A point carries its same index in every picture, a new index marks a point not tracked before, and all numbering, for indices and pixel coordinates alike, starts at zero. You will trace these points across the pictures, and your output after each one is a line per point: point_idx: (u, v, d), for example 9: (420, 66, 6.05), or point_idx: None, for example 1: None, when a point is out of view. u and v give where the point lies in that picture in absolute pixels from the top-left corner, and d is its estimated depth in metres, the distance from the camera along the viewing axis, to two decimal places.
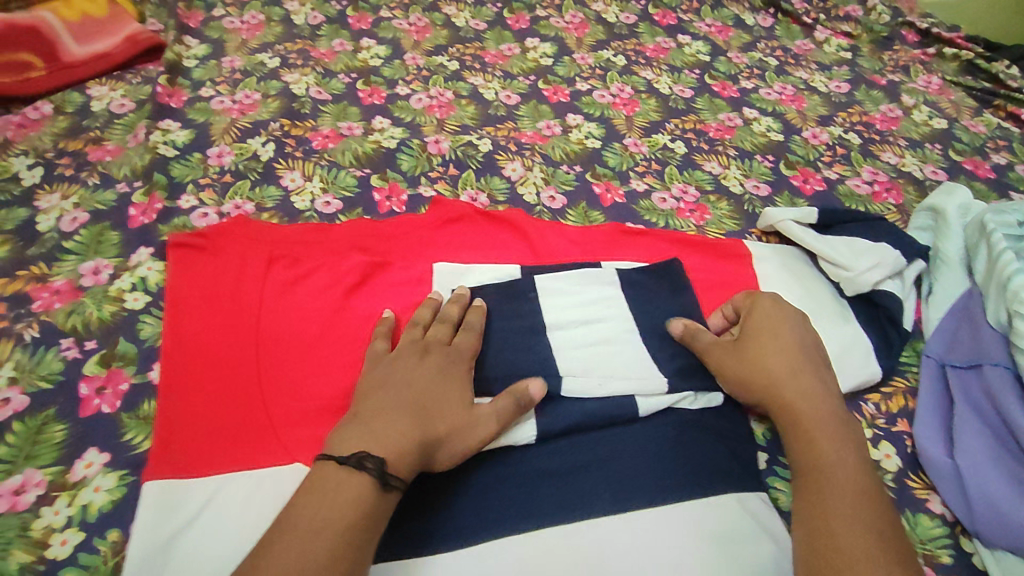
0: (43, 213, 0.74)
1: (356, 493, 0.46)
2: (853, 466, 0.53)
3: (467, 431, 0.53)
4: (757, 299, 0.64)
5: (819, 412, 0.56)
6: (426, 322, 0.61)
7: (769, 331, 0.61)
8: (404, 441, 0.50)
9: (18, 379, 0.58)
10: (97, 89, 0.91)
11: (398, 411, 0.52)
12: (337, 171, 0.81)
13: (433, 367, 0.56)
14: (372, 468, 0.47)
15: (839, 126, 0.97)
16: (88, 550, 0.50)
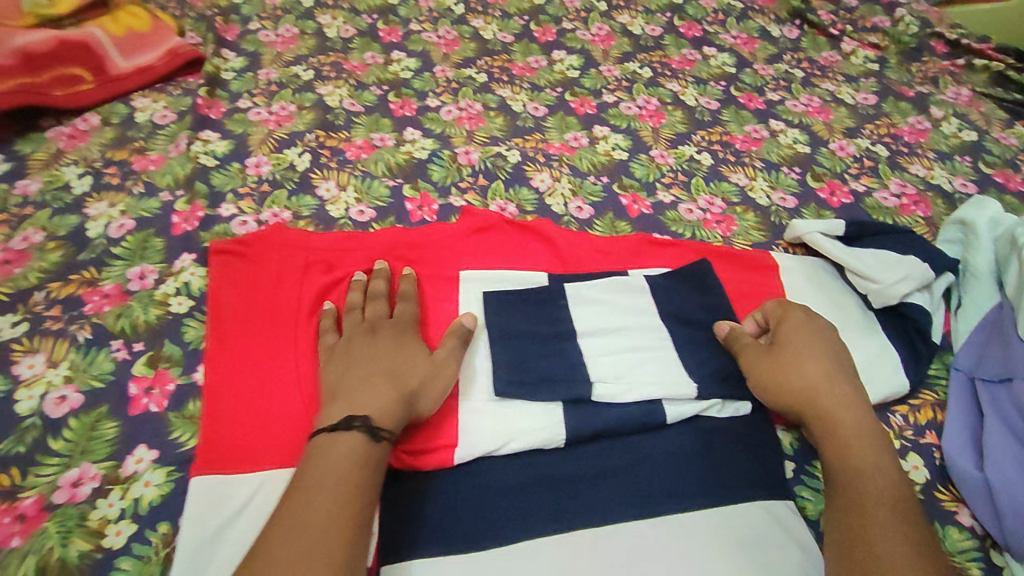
0: (93, 220, 0.77)
1: (348, 447, 0.51)
2: (890, 476, 0.54)
3: (433, 377, 0.58)
4: (791, 309, 0.65)
5: (856, 422, 0.57)
6: (361, 305, 0.66)
7: (805, 340, 0.62)
8: (385, 399, 0.55)
9: (73, 377, 0.61)
10: (140, 101, 0.95)
11: (371, 378, 0.57)
12: (370, 181, 0.84)
13: (381, 340, 0.61)
14: (361, 426, 0.52)
15: (866, 137, 0.97)
16: (141, 540, 0.53)
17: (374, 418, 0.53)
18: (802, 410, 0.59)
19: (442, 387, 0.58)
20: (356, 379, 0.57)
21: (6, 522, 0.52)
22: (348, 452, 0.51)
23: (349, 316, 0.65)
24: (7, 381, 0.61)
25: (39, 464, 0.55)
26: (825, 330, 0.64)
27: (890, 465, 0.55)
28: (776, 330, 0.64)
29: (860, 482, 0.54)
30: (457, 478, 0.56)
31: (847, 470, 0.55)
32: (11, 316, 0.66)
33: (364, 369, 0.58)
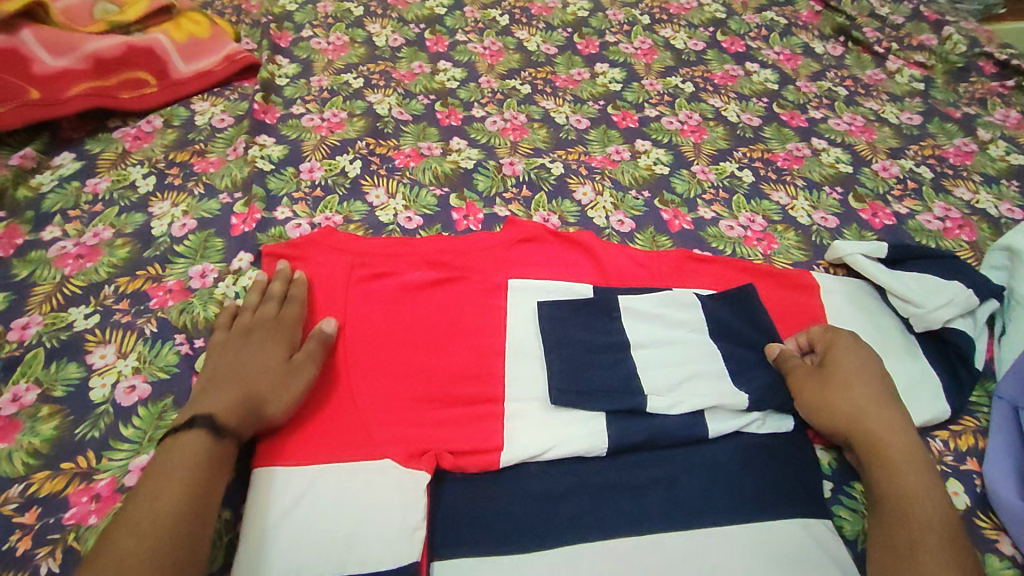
0: (158, 219, 0.81)
1: (195, 443, 0.54)
2: (940, 513, 0.54)
3: (288, 381, 0.61)
4: (838, 334, 0.66)
5: (904, 449, 0.58)
6: (256, 305, 0.69)
7: (855, 364, 0.63)
8: (228, 404, 0.57)
9: (141, 368, 0.65)
10: (200, 105, 0.99)
11: (228, 382, 0.60)
12: (418, 190, 0.87)
13: (253, 339, 0.65)
14: (202, 425, 0.55)
15: (910, 158, 0.96)
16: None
17: (215, 415, 0.56)
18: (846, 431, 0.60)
19: (296, 387, 0.61)
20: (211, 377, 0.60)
21: (84, 501, 0.56)
22: (186, 457, 0.53)
23: (240, 314, 0.69)
24: (82, 368, 0.65)
25: (111, 449, 0.60)
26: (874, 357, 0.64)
27: (940, 501, 0.55)
28: (828, 351, 0.65)
29: (907, 512, 0.54)
30: (501, 482, 0.59)
31: (895, 497, 0.55)
32: (84, 308, 0.71)
33: (221, 371, 0.61)
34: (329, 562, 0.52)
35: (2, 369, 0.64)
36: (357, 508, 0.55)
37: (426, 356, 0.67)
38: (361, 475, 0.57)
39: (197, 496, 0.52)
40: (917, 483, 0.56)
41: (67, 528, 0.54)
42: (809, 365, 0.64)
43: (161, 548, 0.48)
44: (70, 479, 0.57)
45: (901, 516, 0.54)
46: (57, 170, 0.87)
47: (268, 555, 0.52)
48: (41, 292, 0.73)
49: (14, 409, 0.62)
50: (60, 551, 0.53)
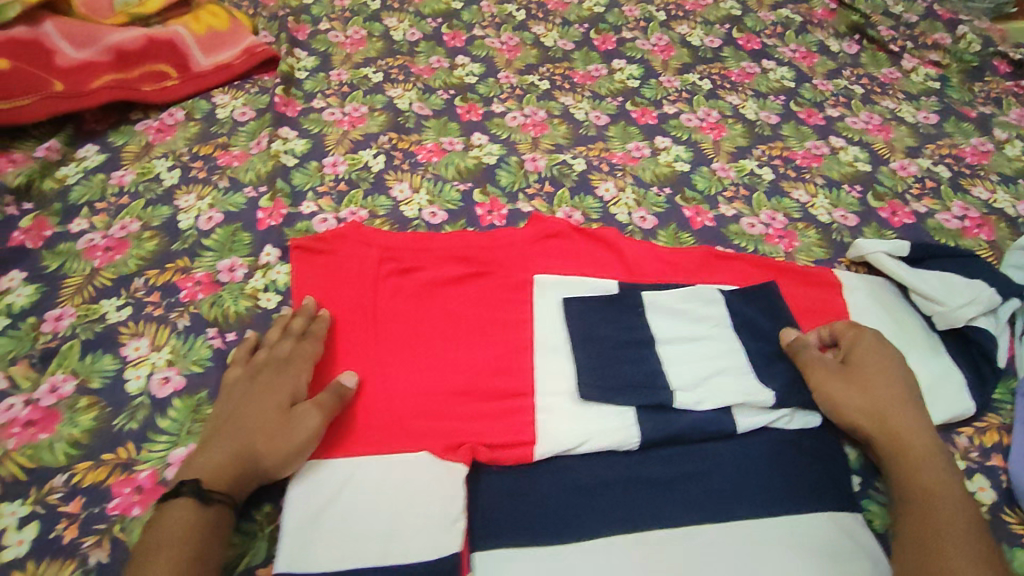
0: (184, 212, 0.82)
1: (181, 507, 0.51)
2: (963, 508, 0.55)
3: (286, 434, 0.56)
4: (860, 334, 0.67)
5: (924, 448, 0.59)
6: (274, 341, 0.66)
7: (875, 363, 0.65)
8: (221, 465, 0.54)
9: (175, 361, 0.66)
10: (220, 98, 1.00)
11: (226, 433, 0.56)
12: (442, 184, 0.87)
13: (260, 382, 0.61)
14: (189, 490, 0.51)
15: (927, 157, 0.97)
16: (247, 519, 0.56)
17: (203, 480, 0.52)
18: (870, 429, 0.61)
19: (292, 445, 0.56)
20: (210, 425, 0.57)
21: (126, 492, 0.57)
22: (180, 520, 0.50)
23: (260, 348, 0.66)
24: (116, 360, 0.66)
25: (150, 441, 0.61)
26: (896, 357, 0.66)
27: (963, 497, 0.56)
28: (851, 350, 0.66)
29: (933, 507, 0.55)
30: (536, 475, 0.60)
31: (920, 494, 0.56)
32: (115, 301, 0.72)
33: (223, 418, 0.58)
34: (372, 551, 0.53)
35: (39, 360, 0.66)
36: (398, 501, 0.56)
37: (457, 352, 0.68)
38: (401, 468, 0.58)
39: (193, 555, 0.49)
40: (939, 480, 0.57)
41: (112, 519, 0.55)
42: (832, 363, 0.65)
43: None
44: (111, 470, 0.58)
45: (927, 512, 0.55)
46: (81, 162, 0.87)
47: (312, 544, 0.53)
48: (72, 284, 0.73)
49: (53, 400, 0.63)
50: (107, 541, 0.54)
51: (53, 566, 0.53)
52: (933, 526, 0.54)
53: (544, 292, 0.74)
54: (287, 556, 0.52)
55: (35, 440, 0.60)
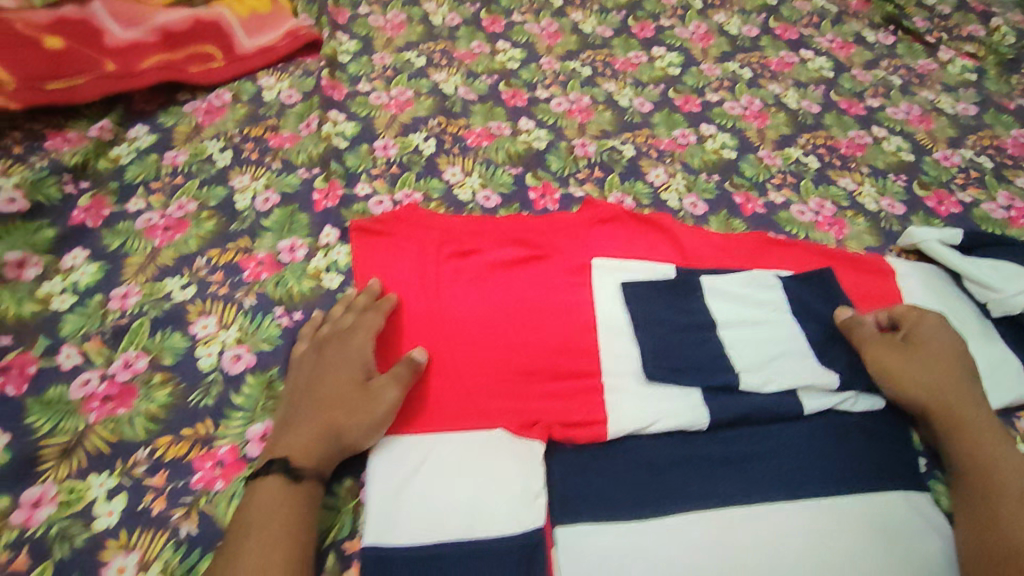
0: (240, 193, 0.82)
1: (272, 485, 0.52)
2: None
3: (366, 407, 0.57)
4: (918, 314, 0.67)
5: (987, 431, 0.60)
6: (336, 316, 0.67)
7: (933, 344, 0.65)
8: (306, 440, 0.55)
9: (244, 339, 0.67)
10: (266, 81, 0.98)
11: (306, 409, 0.57)
12: (493, 168, 0.88)
13: (331, 357, 0.62)
14: (278, 469, 0.53)
15: (970, 148, 0.98)
16: (331, 493, 0.57)
17: (290, 458, 0.53)
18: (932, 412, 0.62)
19: (372, 417, 0.57)
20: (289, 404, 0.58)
21: (208, 466, 0.59)
22: (273, 499, 0.52)
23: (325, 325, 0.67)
24: (187, 338, 0.67)
25: (226, 416, 0.62)
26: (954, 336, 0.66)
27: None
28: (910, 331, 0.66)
29: (995, 488, 0.57)
30: (611, 453, 0.61)
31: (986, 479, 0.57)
32: (178, 280, 0.72)
33: (299, 395, 0.59)
34: (455, 526, 0.55)
35: (110, 336, 0.67)
36: (477, 477, 0.57)
37: (521, 332, 0.69)
38: (479, 447, 0.59)
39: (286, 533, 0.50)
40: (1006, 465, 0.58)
41: (197, 493, 0.57)
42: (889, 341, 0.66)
43: None
44: (191, 445, 0.60)
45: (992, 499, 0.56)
46: (133, 142, 0.87)
47: (396, 519, 0.55)
48: (134, 263, 0.74)
49: (128, 375, 0.64)
50: (195, 514, 0.56)
51: (146, 537, 0.55)
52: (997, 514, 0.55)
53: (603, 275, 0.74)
54: (374, 529, 0.54)
55: (115, 414, 0.62)
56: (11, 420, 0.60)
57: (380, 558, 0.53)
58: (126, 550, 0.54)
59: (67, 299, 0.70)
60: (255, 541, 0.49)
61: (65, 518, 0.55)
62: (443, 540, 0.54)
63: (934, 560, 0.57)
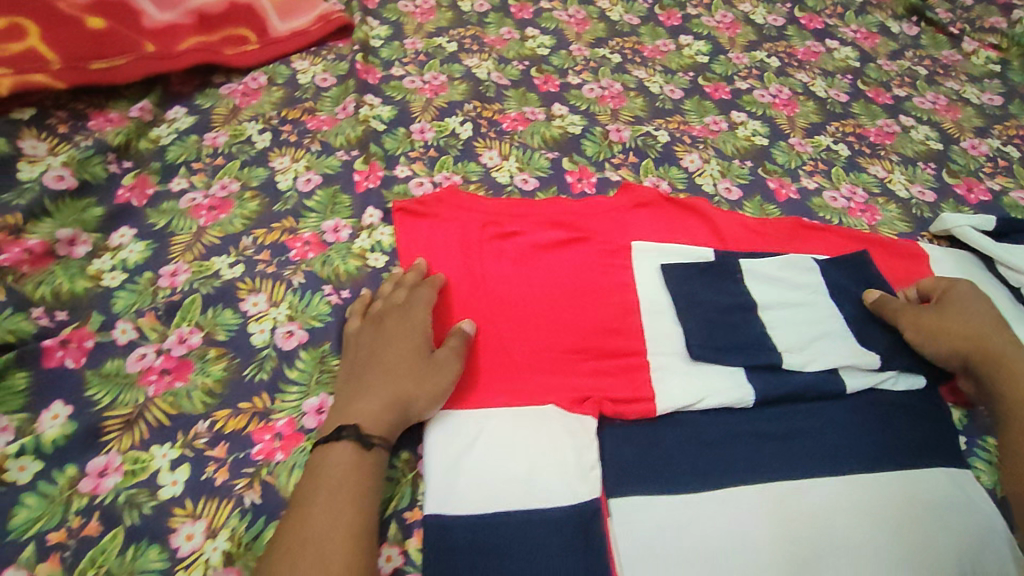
0: (281, 173, 0.83)
1: (342, 451, 0.53)
2: None
3: (432, 378, 0.59)
4: (951, 284, 0.70)
5: None
6: (388, 293, 0.68)
7: (965, 306, 0.68)
8: (376, 408, 0.56)
9: (295, 316, 0.69)
10: (300, 64, 0.98)
11: (372, 380, 0.59)
12: (530, 152, 0.89)
13: (389, 330, 0.63)
14: (350, 435, 0.54)
15: (996, 138, 1.00)
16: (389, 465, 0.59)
17: (363, 425, 0.55)
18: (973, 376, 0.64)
19: (438, 388, 0.59)
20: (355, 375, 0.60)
21: (267, 439, 0.61)
22: (340, 463, 0.53)
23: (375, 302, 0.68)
24: (238, 315, 0.68)
25: (282, 391, 0.64)
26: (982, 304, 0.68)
27: None
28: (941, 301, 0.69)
29: None
30: (660, 428, 0.63)
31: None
32: (226, 258, 0.73)
33: (362, 367, 0.60)
34: (514, 496, 0.57)
35: (163, 312, 0.68)
36: (534, 450, 0.59)
37: (569, 311, 0.70)
38: (534, 421, 0.61)
39: (360, 493, 0.52)
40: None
41: (259, 463, 0.59)
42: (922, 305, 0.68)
43: (350, 544, 0.49)
44: (249, 418, 0.62)
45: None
46: (172, 124, 0.87)
47: (456, 489, 0.57)
48: (181, 241, 0.75)
49: (183, 350, 0.66)
50: (258, 484, 0.58)
51: (212, 505, 0.57)
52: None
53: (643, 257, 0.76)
54: (435, 499, 0.56)
55: (173, 388, 0.63)
56: (72, 393, 0.62)
57: (442, 527, 0.55)
58: (192, 518, 0.56)
59: (117, 276, 0.71)
60: (328, 500, 0.51)
61: (131, 487, 0.57)
62: (502, 511, 0.56)
63: (977, 533, 0.59)
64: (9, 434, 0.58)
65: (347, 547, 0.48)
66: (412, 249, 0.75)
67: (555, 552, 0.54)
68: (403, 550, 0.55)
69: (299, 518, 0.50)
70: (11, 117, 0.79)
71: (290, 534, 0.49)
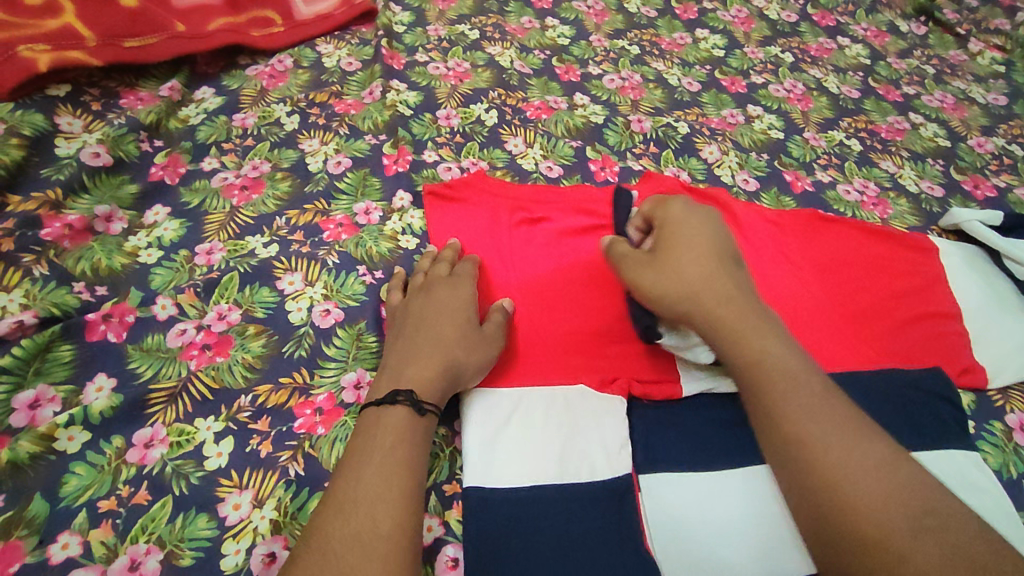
0: (311, 155, 0.83)
1: (393, 416, 0.55)
2: (792, 378, 0.56)
3: (478, 349, 0.62)
4: (670, 217, 0.66)
5: (756, 334, 0.58)
6: (428, 268, 0.71)
7: (681, 247, 0.63)
8: (427, 377, 0.59)
9: (331, 295, 0.70)
10: (324, 47, 0.98)
11: (420, 349, 0.61)
12: (554, 140, 0.91)
13: (435, 300, 0.66)
14: (404, 400, 0.56)
15: (1001, 137, 1.03)
16: None
17: (416, 391, 0.57)
18: (694, 314, 0.60)
19: (483, 360, 0.62)
20: (404, 345, 0.62)
21: (308, 413, 0.61)
22: (393, 426, 0.55)
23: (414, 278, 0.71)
24: (275, 293, 0.69)
25: (320, 366, 0.65)
26: (704, 220, 0.66)
27: (787, 365, 0.57)
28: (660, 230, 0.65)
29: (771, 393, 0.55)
30: (689, 409, 0.66)
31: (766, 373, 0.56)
32: (260, 238, 0.74)
33: (409, 337, 0.63)
34: (549, 468, 0.59)
35: (203, 289, 0.68)
36: (568, 425, 0.62)
37: (599, 293, 0.72)
38: (567, 398, 0.63)
39: (410, 454, 0.54)
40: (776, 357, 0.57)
41: (301, 437, 0.60)
42: (643, 255, 0.64)
43: (403, 501, 0.51)
44: (290, 393, 0.62)
45: (774, 404, 0.55)
46: (201, 103, 0.87)
47: (494, 462, 0.59)
48: (215, 220, 0.75)
49: (224, 327, 0.66)
50: (301, 456, 0.59)
51: (257, 477, 0.57)
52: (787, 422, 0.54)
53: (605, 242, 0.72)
54: (473, 473, 0.58)
55: (214, 362, 0.63)
56: (116, 366, 0.62)
57: (482, 498, 0.57)
58: (238, 489, 0.56)
59: (154, 253, 0.71)
60: (380, 458, 0.53)
61: (177, 458, 0.57)
62: (539, 483, 0.58)
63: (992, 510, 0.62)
64: (57, 405, 0.58)
65: (399, 503, 0.50)
66: (443, 233, 0.77)
67: (589, 523, 0.56)
68: (443, 521, 0.57)
69: (352, 474, 0.52)
70: (48, 93, 0.80)
71: (344, 490, 0.51)
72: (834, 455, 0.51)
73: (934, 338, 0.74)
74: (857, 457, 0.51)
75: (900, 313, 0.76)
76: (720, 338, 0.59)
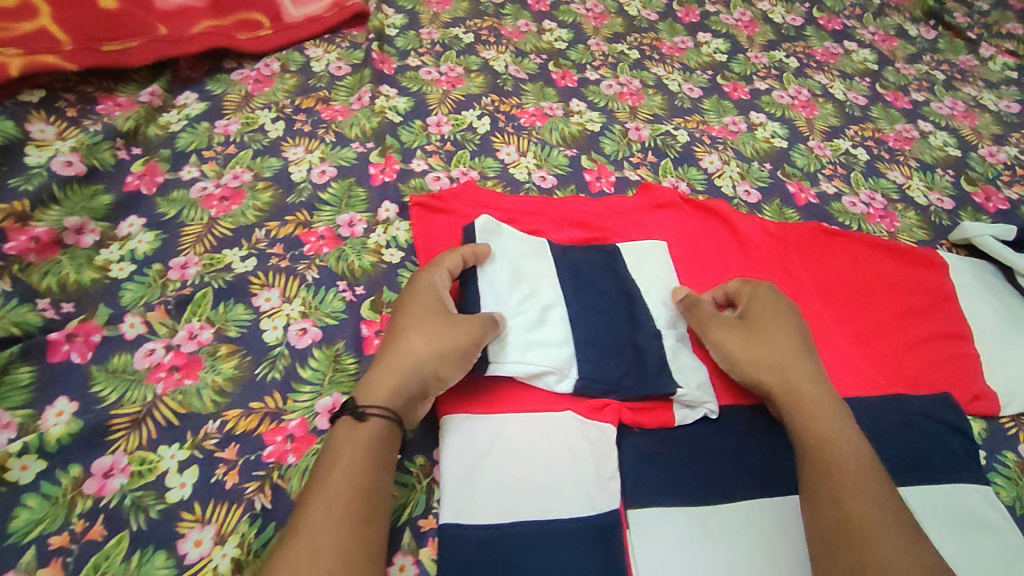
0: (295, 164, 0.80)
1: (344, 429, 0.52)
2: (857, 459, 0.54)
3: (435, 343, 0.57)
4: (758, 289, 0.68)
5: (829, 419, 0.57)
6: None
7: (770, 323, 0.65)
8: (378, 382, 0.55)
9: (309, 313, 0.67)
10: (313, 51, 0.95)
11: (383, 353, 0.58)
12: (548, 149, 0.87)
13: (405, 297, 0.62)
14: (347, 408, 0.53)
15: (1013, 146, 1.00)
16: (403, 471, 0.58)
17: (360, 399, 0.54)
18: (773, 388, 0.61)
19: (442, 353, 0.57)
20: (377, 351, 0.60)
21: (279, 441, 0.58)
22: (344, 436, 0.52)
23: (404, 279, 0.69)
24: (250, 310, 0.66)
25: (294, 390, 0.62)
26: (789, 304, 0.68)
27: (858, 446, 0.55)
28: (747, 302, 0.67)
29: (835, 463, 0.53)
30: (681, 437, 0.62)
31: (827, 452, 0.54)
32: (238, 251, 0.71)
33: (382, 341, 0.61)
34: (529, 503, 0.56)
35: (174, 306, 0.65)
36: (552, 457, 0.58)
37: None
38: (550, 426, 0.60)
39: (355, 461, 0.50)
40: (846, 440, 0.55)
41: (270, 466, 0.57)
42: (729, 319, 0.65)
43: (335, 511, 0.47)
44: (260, 419, 0.59)
45: (831, 477, 0.53)
46: (183, 109, 0.84)
47: (471, 498, 0.55)
48: (191, 232, 0.72)
49: (194, 347, 0.63)
50: (269, 487, 0.56)
51: (221, 511, 0.54)
52: (845, 496, 0.51)
53: (497, 241, 0.68)
54: (449, 509, 0.55)
55: (182, 386, 0.60)
56: (78, 389, 0.59)
57: (459, 537, 0.53)
58: (201, 523, 0.53)
59: (125, 267, 0.68)
60: (324, 469, 0.50)
61: (138, 489, 0.54)
62: (517, 520, 0.55)
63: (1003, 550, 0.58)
64: (13, 431, 0.55)
65: (334, 513, 0.47)
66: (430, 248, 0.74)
67: (569, 562, 0.53)
68: (417, 560, 0.54)
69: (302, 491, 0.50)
70: (21, 99, 0.77)
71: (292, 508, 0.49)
72: (892, 545, 0.48)
73: (944, 362, 0.71)
74: (912, 552, 0.48)
75: (908, 334, 0.73)
76: (793, 412, 0.59)
